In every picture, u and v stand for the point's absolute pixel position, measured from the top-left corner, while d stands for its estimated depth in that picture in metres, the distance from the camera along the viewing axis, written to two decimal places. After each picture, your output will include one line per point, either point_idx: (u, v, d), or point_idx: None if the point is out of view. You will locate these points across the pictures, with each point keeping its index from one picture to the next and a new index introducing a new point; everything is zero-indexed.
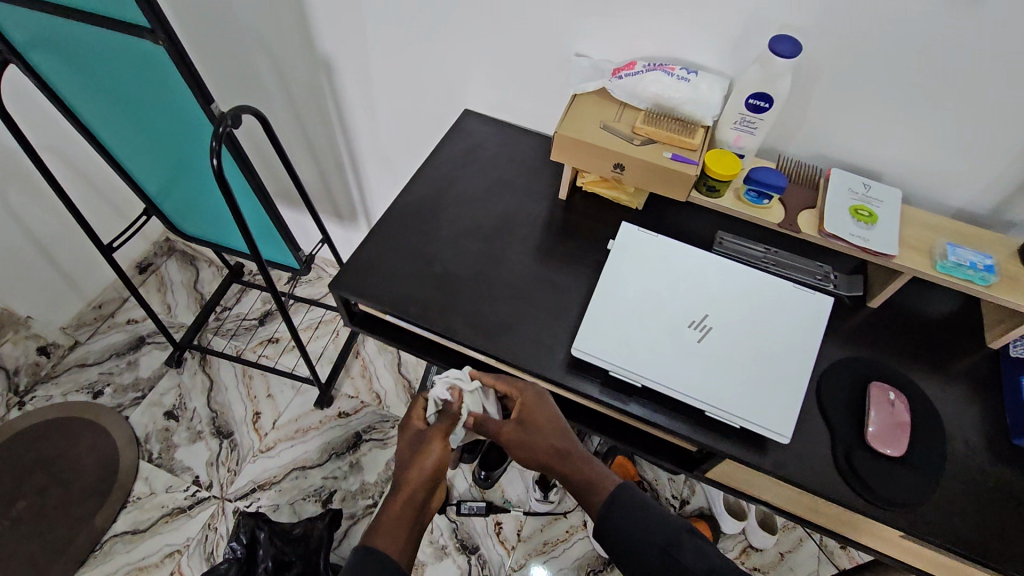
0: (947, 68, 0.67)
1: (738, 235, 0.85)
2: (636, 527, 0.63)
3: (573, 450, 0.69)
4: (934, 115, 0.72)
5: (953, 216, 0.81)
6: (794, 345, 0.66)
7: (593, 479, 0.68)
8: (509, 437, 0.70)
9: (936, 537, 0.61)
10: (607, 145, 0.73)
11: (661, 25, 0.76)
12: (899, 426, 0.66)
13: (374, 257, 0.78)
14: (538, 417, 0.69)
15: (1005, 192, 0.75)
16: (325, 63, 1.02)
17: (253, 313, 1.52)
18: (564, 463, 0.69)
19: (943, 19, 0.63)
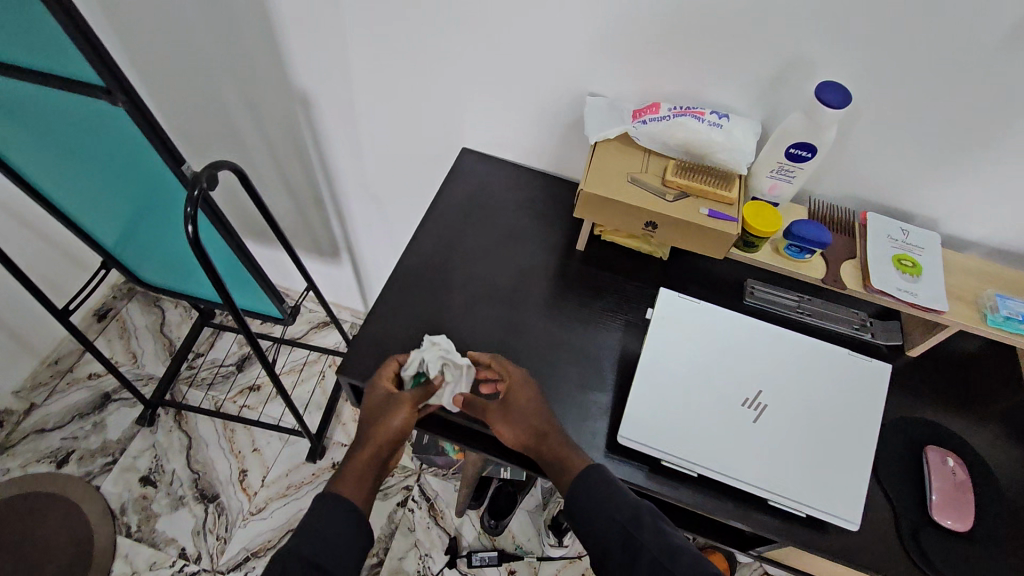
0: (999, 113, 0.63)
1: (768, 281, 0.80)
2: (600, 509, 0.56)
3: (553, 432, 0.61)
4: (981, 159, 0.68)
5: (990, 255, 0.77)
6: (853, 418, 0.62)
7: (568, 460, 0.60)
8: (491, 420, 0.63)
9: None
10: (638, 203, 0.66)
11: (687, 64, 0.69)
12: (959, 487, 0.64)
13: (382, 334, 0.69)
14: (522, 395, 0.63)
15: None
16: (303, 100, 0.92)
17: (230, 358, 1.41)
18: (542, 447, 0.61)
19: (1000, 65, 0.58)
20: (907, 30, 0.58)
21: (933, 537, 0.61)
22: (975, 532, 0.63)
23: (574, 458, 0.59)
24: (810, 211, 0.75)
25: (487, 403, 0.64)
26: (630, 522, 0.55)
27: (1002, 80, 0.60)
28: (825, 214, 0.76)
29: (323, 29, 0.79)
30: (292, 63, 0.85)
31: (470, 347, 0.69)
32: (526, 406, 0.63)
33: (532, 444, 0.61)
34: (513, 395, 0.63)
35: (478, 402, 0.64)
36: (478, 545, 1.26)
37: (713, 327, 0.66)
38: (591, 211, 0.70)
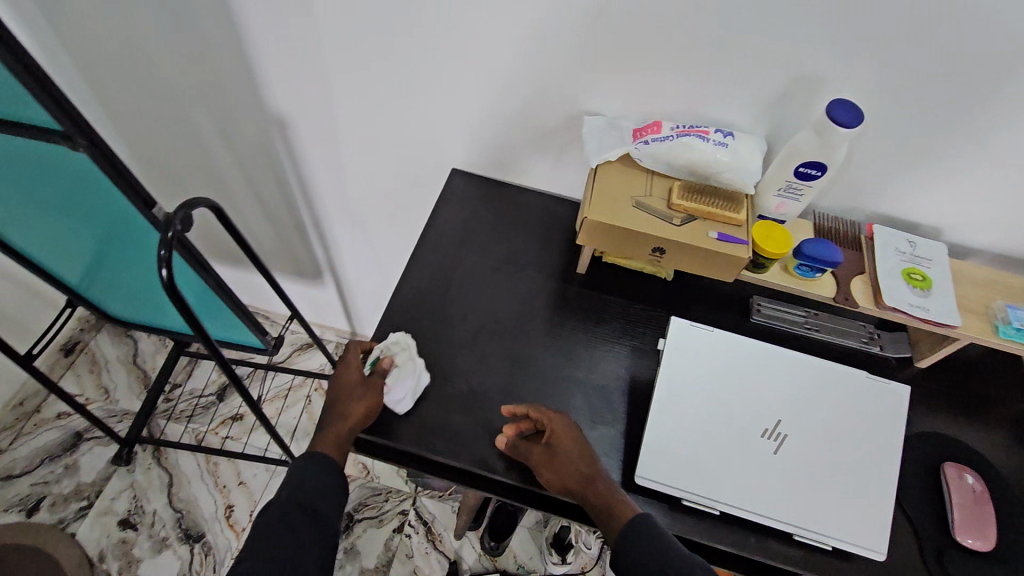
0: (1008, 125, 0.61)
1: (774, 297, 0.78)
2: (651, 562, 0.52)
3: (600, 477, 0.58)
4: (987, 171, 0.66)
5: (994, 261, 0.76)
6: (873, 444, 0.60)
7: (617, 507, 0.56)
8: (537, 466, 0.59)
9: None
10: (646, 229, 0.63)
11: (691, 80, 0.66)
12: (979, 500, 0.63)
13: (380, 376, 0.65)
14: (567, 439, 0.60)
15: None
16: (279, 121, 0.86)
17: (210, 388, 1.35)
18: (589, 493, 0.58)
19: (1011, 75, 0.57)
20: (917, 45, 0.57)
21: (963, 563, 0.60)
22: (1003, 554, 0.61)
23: (625, 505, 0.56)
24: (815, 226, 0.74)
25: (532, 446, 0.60)
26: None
27: (1012, 92, 0.58)
28: (830, 228, 0.74)
29: (298, 50, 0.74)
30: (266, 85, 0.80)
31: (475, 386, 0.66)
32: (571, 449, 0.59)
33: (579, 491, 0.58)
34: (558, 439, 0.60)
35: (522, 445, 0.61)
36: (477, 567, 1.22)
37: (729, 355, 0.64)
38: (596, 238, 0.67)
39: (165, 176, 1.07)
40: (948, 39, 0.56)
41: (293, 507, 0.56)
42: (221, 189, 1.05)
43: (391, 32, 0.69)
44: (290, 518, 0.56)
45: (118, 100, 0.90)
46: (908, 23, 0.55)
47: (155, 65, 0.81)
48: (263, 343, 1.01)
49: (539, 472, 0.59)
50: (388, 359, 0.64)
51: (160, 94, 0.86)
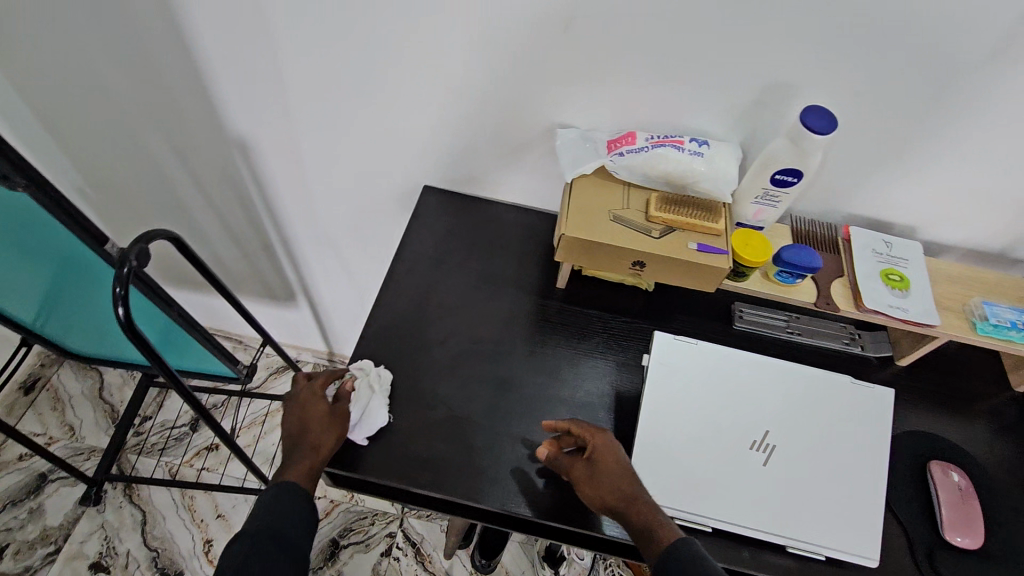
0: (973, 124, 0.62)
1: (754, 303, 0.77)
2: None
3: (641, 497, 0.55)
4: (955, 170, 0.67)
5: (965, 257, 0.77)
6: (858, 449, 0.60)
7: (657, 530, 0.52)
8: (577, 481, 0.57)
9: None
10: (624, 243, 0.62)
11: (661, 91, 0.65)
12: (965, 497, 0.63)
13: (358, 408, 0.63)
14: (609, 456, 0.57)
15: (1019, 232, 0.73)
16: (241, 143, 0.83)
17: (182, 419, 1.30)
18: (630, 512, 0.54)
19: (973, 76, 0.57)
20: (883, 50, 0.57)
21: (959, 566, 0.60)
22: (995, 552, 0.61)
23: (668, 527, 0.52)
24: (792, 230, 0.74)
25: (572, 461, 0.58)
26: None
27: (975, 92, 0.59)
28: (807, 232, 0.74)
29: (257, 69, 0.71)
30: (227, 106, 0.77)
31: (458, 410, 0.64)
32: (612, 465, 0.57)
33: (620, 510, 0.54)
34: (599, 455, 0.57)
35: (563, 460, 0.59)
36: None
37: (713, 367, 0.63)
38: (575, 254, 0.66)
39: (123, 203, 1.02)
40: (915, 41, 0.56)
41: (273, 555, 0.54)
42: (184, 214, 1.01)
43: (354, 49, 0.67)
44: (268, 565, 0.53)
45: (68, 126, 0.86)
46: (875, 28, 0.55)
47: (107, 89, 0.77)
48: (235, 372, 0.97)
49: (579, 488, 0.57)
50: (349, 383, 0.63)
51: (113, 118, 0.82)
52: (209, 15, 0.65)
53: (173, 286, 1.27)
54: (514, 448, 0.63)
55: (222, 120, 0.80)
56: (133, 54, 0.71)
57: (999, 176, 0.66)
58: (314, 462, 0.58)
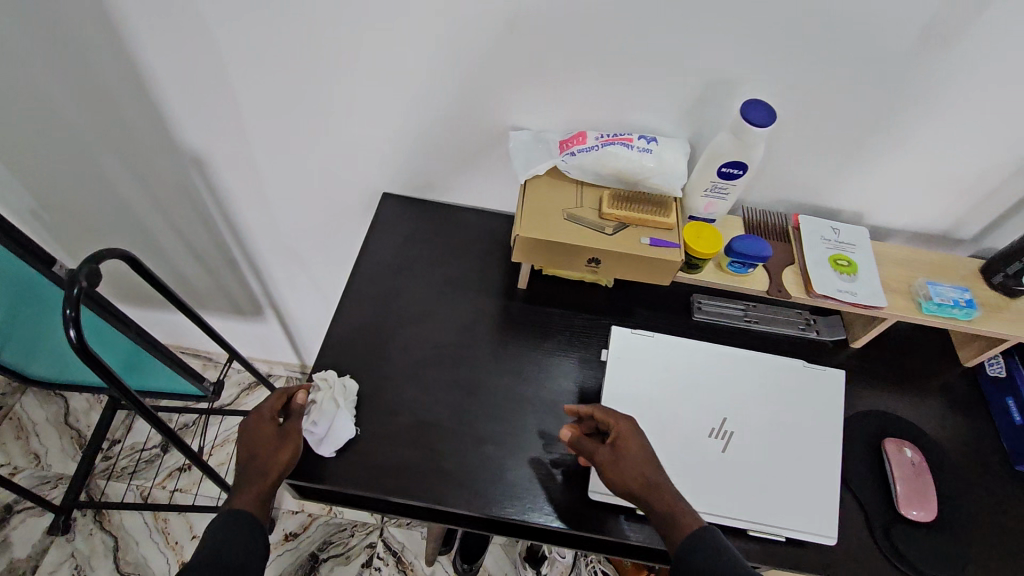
0: (909, 111, 0.64)
1: (713, 293, 0.79)
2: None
3: (664, 483, 0.55)
4: (896, 156, 0.69)
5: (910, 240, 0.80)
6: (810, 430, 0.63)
7: (679, 516, 0.53)
8: (601, 464, 0.56)
9: None
10: (579, 242, 0.64)
11: (609, 90, 0.66)
12: (918, 471, 0.65)
13: None
14: (632, 442, 0.58)
15: (959, 214, 0.76)
16: (195, 157, 0.82)
17: (152, 441, 1.28)
18: (653, 498, 0.54)
19: (904, 65, 0.60)
20: (818, 44, 0.59)
21: (917, 539, 0.62)
22: (950, 523, 0.64)
23: (690, 514, 0.53)
24: (744, 222, 0.75)
25: (595, 444, 0.58)
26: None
27: (906, 82, 0.61)
28: (759, 222, 0.76)
29: (208, 84, 0.71)
30: (180, 122, 0.77)
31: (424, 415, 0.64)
32: (633, 451, 0.57)
33: (642, 496, 0.55)
34: (623, 440, 0.57)
35: (586, 443, 0.58)
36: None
37: (673, 359, 0.66)
38: (532, 254, 0.67)
39: (78, 225, 1.00)
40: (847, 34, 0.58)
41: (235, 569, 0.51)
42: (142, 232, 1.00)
43: (303, 61, 0.67)
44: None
45: (15, 150, 0.84)
46: (808, 24, 0.57)
47: (53, 109, 0.76)
48: (201, 390, 0.96)
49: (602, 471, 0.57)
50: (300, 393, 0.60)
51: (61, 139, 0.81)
52: (155, 32, 0.65)
53: (136, 306, 1.25)
54: (482, 451, 0.63)
55: (176, 136, 0.79)
56: (79, 74, 0.70)
57: (937, 160, 0.69)
58: (264, 485, 0.55)
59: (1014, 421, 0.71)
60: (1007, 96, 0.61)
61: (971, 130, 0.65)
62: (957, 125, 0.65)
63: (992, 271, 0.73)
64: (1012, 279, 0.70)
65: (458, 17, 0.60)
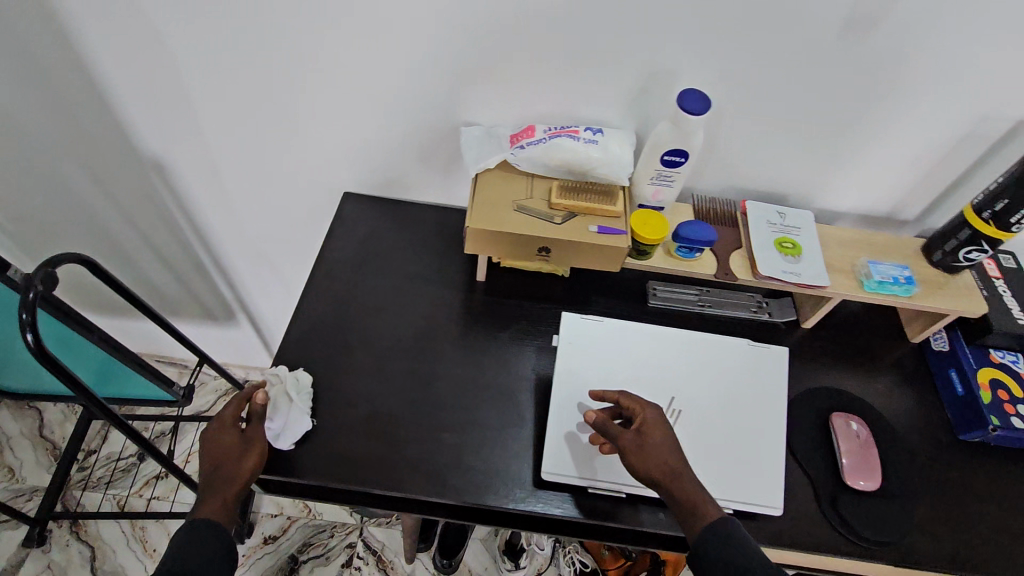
0: (841, 96, 0.67)
1: (668, 280, 0.81)
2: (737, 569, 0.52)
3: (686, 472, 0.57)
4: (834, 140, 0.72)
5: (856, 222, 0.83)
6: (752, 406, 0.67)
7: (700, 506, 0.56)
8: (624, 448, 0.59)
9: (922, 562, 0.62)
10: (528, 232, 0.67)
11: (554, 84, 0.68)
12: (864, 444, 0.67)
13: None
14: (656, 430, 0.60)
15: (900, 195, 0.78)
16: (156, 163, 0.83)
17: (128, 450, 1.28)
18: (673, 486, 0.57)
19: (832, 52, 0.62)
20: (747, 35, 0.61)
21: (863, 507, 0.64)
22: (897, 491, 0.66)
23: (708, 505, 0.56)
24: (694, 209, 0.78)
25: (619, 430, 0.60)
26: None
27: (835, 68, 0.64)
28: (708, 210, 0.78)
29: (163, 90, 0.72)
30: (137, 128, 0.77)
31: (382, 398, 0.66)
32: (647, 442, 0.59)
33: (662, 483, 0.57)
34: (648, 428, 0.60)
35: (611, 428, 0.60)
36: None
37: (627, 345, 0.70)
38: (486, 245, 0.70)
39: (43, 236, 1.00)
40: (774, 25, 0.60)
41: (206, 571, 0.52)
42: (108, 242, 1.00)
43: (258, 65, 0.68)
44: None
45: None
46: (739, 13, 0.59)
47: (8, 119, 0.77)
48: (173, 395, 0.95)
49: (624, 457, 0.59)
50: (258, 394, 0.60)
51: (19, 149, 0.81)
52: (106, 38, 0.66)
53: (105, 316, 1.25)
54: (439, 439, 0.65)
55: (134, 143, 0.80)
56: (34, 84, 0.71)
57: (873, 143, 0.72)
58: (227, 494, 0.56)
59: (956, 392, 0.74)
60: (931, 78, 0.64)
61: (902, 113, 0.68)
62: (888, 108, 0.67)
63: (932, 251, 0.75)
64: (949, 256, 0.73)
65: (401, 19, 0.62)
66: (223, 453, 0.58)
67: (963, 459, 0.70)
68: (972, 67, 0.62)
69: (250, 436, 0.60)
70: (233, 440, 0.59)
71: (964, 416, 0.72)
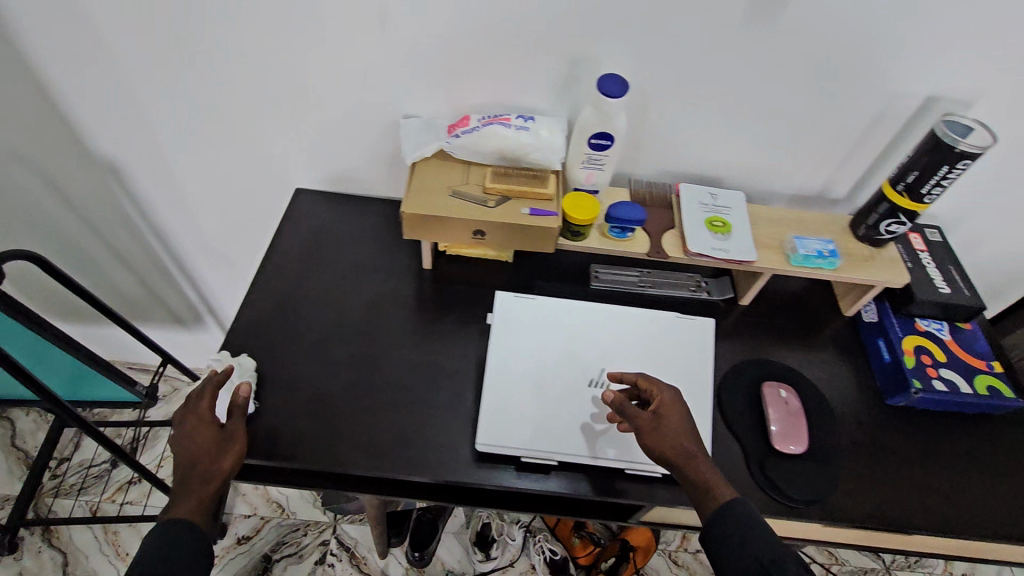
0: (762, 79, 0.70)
1: (610, 263, 0.84)
2: (743, 546, 0.54)
3: (700, 455, 0.60)
4: (760, 122, 0.75)
5: (790, 201, 0.86)
6: (677, 373, 0.71)
7: (713, 488, 0.58)
8: (643, 429, 0.61)
9: (844, 520, 0.65)
10: (460, 215, 0.70)
11: (487, 74, 0.71)
12: (793, 412, 0.70)
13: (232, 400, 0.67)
14: (673, 412, 0.62)
15: (829, 173, 0.82)
16: (113, 168, 0.86)
17: (101, 456, 1.29)
18: (687, 467, 0.59)
19: (745, 38, 0.66)
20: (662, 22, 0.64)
21: (791, 468, 0.67)
22: (825, 454, 0.69)
23: (722, 487, 0.58)
24: (630, 193, 0.82)
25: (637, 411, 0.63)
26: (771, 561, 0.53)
27: (751, 53, 0.67)
28: (644, 194, 0.82)
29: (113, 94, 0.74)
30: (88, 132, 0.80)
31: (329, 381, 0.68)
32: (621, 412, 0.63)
33: (677, 463, 0.59)
34: (665, 410, 0.62)
35: (630, 410, 0.63)
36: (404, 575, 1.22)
37: (561, 323, 0.73)
38: (422, 231, 0.72)
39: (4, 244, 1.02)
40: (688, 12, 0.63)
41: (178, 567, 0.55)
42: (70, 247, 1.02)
43: (204, 65, 0.71)
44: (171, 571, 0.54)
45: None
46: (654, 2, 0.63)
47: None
48: (136, 395, 0.99)
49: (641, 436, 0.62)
50: (242, 385, 0.62)
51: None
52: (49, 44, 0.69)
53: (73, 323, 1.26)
54: (381, 421, 0.67)
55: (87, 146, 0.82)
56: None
57: (797, 123, 0.75)
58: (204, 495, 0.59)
59: (884, 360, 0.77)
60: (841, 57, 0.67)
61: (818, 92, 0.71)
62: (808, 89, 0.71)
63: (857, 230, 0.79)
64: (872, 231, 0.77)
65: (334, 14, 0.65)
66: (203, 450, 0.60)
67: (891, 423, 0.74)
68: (879, 45, 0.66)
69: (230, 433, 0.62)
70: (213, 437, 0.61)
71: (892, 382, 0.75)
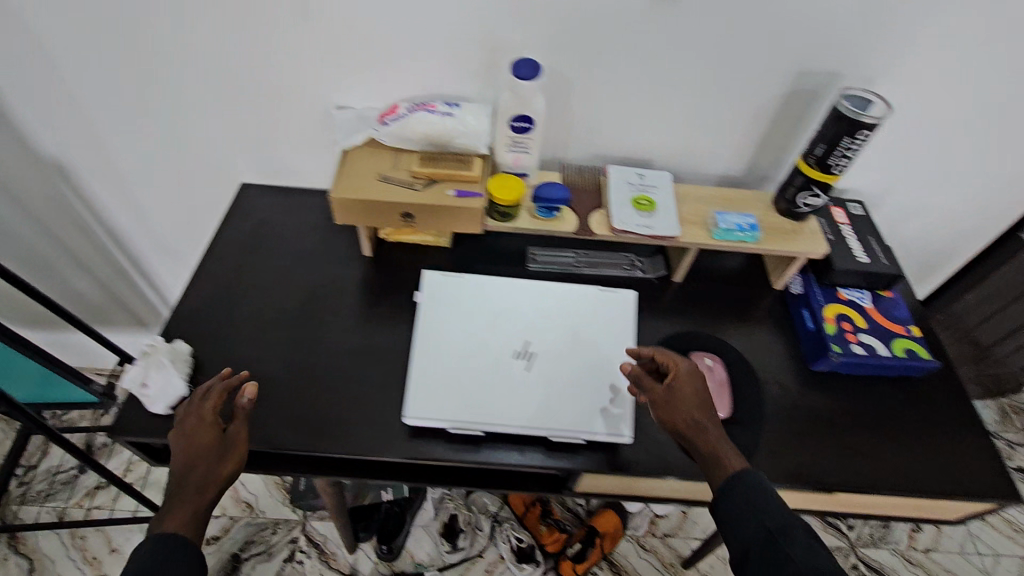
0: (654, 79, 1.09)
1: (548, 248, 1.24)
2: (754, 518, 0.84)
3: (710, 425, 0.92)
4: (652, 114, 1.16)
5: (716, 178, 1.29)
6: (566, 360, 1.06)
7: (727, 461, 0.89)
8: (658, 397, 0.95)
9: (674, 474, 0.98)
10: (393, 199, 1.02)
11: (419, 76, 1.08)
12: (721, 385, 1.09)
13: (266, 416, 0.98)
14: (687, 384, 0.95)
15: (740, 156, 1.24)
16: (62, 171, 1.22)
17: (64, 464, 1.63)
18: (698, 439, 0.91)
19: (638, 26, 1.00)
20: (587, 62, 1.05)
21: (628, 391, 0.95)
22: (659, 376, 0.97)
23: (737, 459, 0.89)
24: (561, 176, 1.20)
25: (654, 385, 0.96)
26: (779, 531, 0.81)
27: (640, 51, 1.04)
28: (574, 175, 1.21)
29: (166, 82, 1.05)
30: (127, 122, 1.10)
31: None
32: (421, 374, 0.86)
33: (689, 433, 0.92)
34: (678, 381, 0.95)
35: (646, 377, 0.99)
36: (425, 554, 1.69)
37: (487, 344, 1.06)
38: (352, 215, 1.05)
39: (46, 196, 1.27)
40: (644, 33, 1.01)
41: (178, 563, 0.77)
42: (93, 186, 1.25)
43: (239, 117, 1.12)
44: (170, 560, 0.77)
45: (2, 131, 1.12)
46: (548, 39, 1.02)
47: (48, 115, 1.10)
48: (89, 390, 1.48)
49: (656, 403, 0.95)
50: (248, 388, 0.93)
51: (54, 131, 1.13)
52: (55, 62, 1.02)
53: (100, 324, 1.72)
54: (325, 407, 1.00)
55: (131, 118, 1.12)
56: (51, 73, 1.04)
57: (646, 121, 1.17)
58: (192, 506, 0.82)
59: (806, 330, 1.17)
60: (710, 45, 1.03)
61: (609, 84, 1.10)
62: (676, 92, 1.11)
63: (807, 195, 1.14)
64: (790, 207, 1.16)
65: (352, 76, 1.06)
66: (208, 451, 0.87)
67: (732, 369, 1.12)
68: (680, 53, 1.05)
69: (230, 437, 0.90)
70: (216, 440, 0.88)
71: (815, 352, 1.14)
